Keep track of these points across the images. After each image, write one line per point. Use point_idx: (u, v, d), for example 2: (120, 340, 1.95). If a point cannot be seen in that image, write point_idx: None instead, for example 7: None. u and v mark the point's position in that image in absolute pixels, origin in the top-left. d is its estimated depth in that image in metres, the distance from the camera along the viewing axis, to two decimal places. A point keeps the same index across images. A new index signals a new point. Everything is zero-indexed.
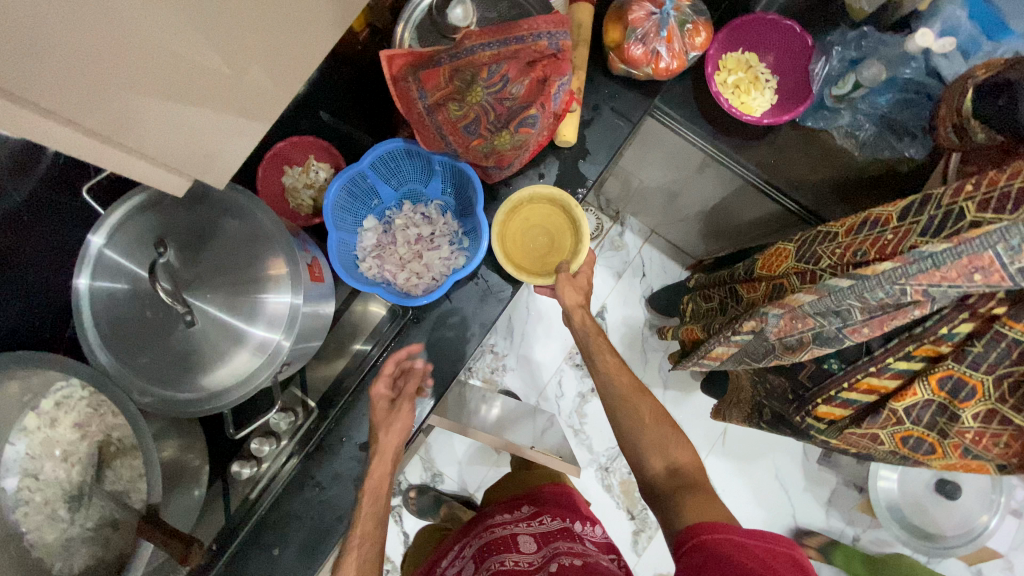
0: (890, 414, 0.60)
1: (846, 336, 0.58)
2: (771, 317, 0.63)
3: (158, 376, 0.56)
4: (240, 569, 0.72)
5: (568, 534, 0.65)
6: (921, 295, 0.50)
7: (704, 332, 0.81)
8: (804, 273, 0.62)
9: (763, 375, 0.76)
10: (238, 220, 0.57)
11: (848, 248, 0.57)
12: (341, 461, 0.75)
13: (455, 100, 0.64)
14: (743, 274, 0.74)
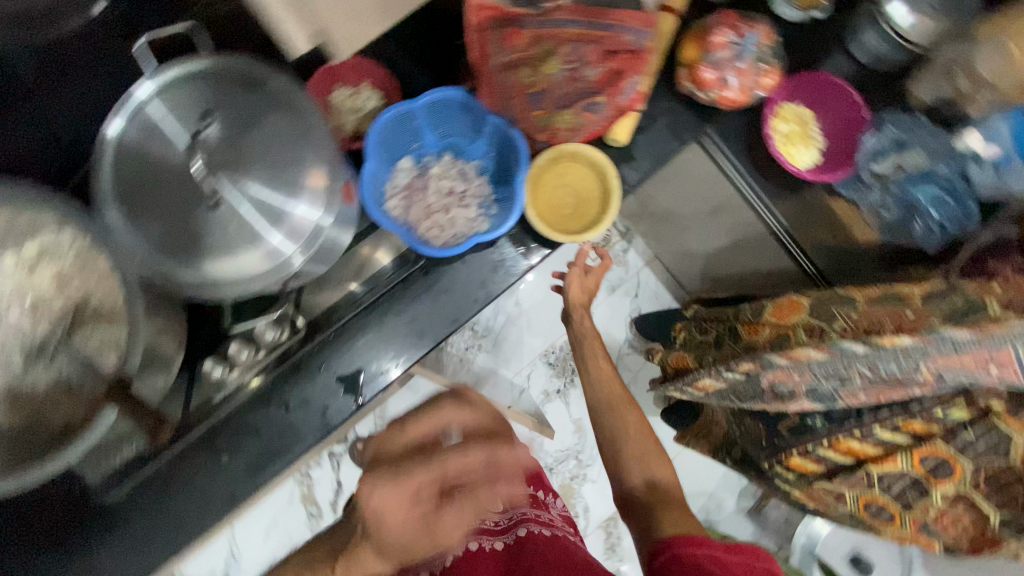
0: (864, 476, 0.66)
1: (839, 397, 0.64)
2: (769, 366, 0.67)
3: (162, 246, 0.54)
4: (186, 465, 0.71)
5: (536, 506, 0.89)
6: (932, 376, 0.58)
7: (695, 362, 0.83)
8: (815, 331, 0.65)
9: (738, 417, 0.78)
10: (283, 113, 0.55)
11: (866, 316, 0.62)
12: (313, 388, 0.74)
13: (529, 66, 0.65)
14: (749, 315, 0.77)
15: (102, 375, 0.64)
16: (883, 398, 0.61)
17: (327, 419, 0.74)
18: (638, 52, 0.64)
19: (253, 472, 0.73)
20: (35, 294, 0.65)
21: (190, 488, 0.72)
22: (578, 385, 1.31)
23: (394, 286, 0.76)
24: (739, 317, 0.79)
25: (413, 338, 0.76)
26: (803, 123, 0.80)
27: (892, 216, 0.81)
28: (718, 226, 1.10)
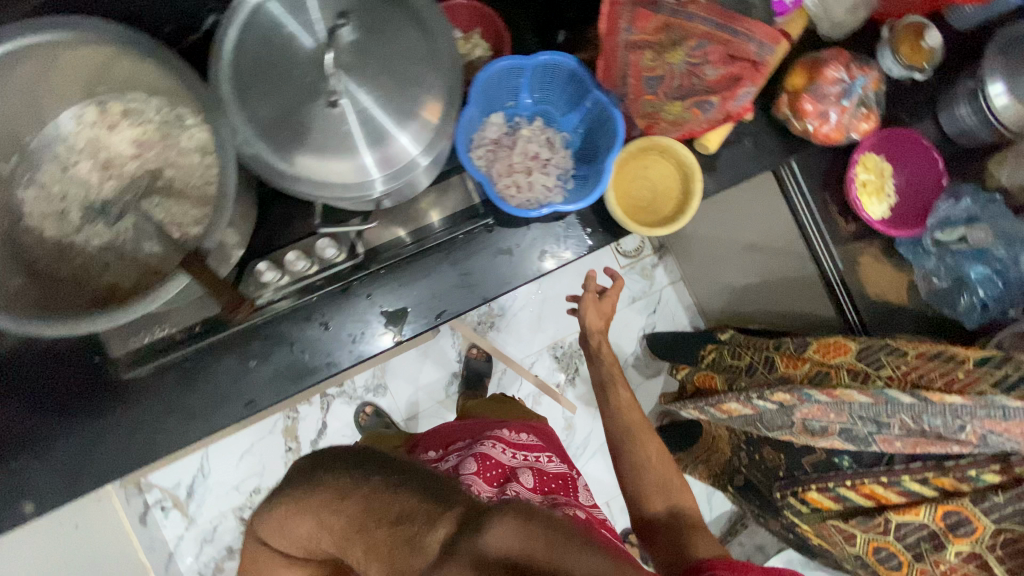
0: (881, 522, 0.71)
1: (874, 441, 0.67)
2: (808, 400, 0.68)
3: (263, 125, 0.53)
4: (215, 358, 0.71)
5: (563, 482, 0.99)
6: (976, 436, 0.60)
7: (723, 385, 0.86)
8: (860, 374, 0.67)
9: (753, 446, 0.87)
10: (420, 32, 0.55)
11: (914, 369, 0.65)
12: (355, 315, 0.74)
13: (652, 50, 0.65)
14: (791, 348, 0.76)
15: (158, 249, 0.63)
16: (918, 449, 0.66)
17: (362, 349, 0.74)
18: (759, 63, 0.64)
19: (276, 384, 0.72)
20: (108, 153, 0.63)
21: (212, 384, 0.71)
22: (580, 383, 1.41)
23: (459, 237, 0.76)
24: (777, 350, 0.79)
25: (463, 291, 0.76)
26: (879, 177, 0.80)
27: (941, 284, 0.83)
28: (759, 260, 1.12)
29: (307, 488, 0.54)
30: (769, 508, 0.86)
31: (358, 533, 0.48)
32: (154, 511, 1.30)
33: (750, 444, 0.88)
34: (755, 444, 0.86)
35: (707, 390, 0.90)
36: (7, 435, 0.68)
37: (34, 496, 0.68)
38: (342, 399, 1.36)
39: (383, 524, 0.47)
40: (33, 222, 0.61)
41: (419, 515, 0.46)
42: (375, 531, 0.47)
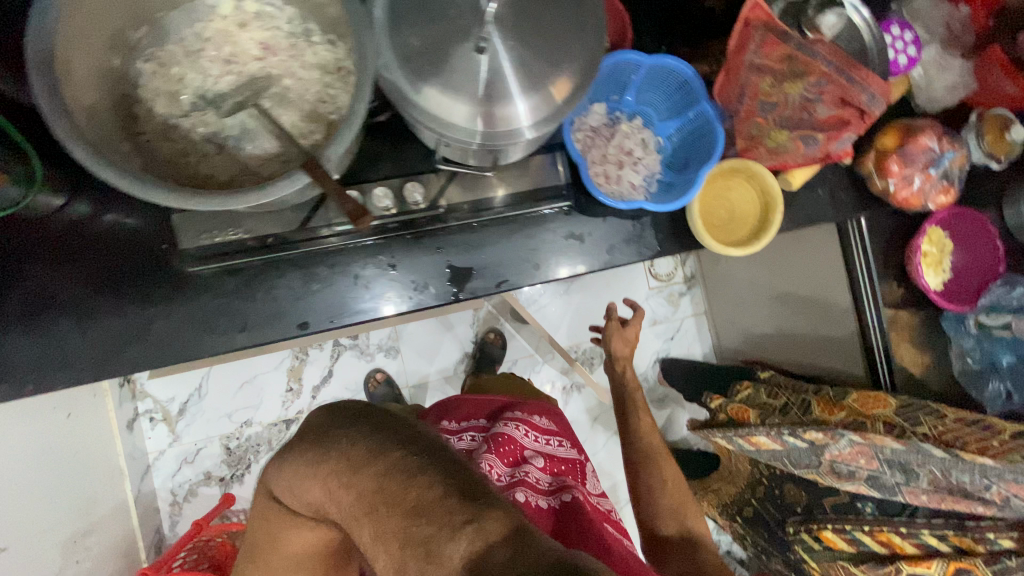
0: (893, 567, 0.84)
1: (900, 490, 0.79)
2: (844, 442, 0.79)
3: (406, 53, 0.55)
4: (279, 272, 0.71)
5: (572, 470, 1.07)
6: (1000, 497, 0.72)
7: (756, 419, 0.95)
8: (896, 427, 0.77)
9: (773, 482, 1.00)
10: (573, 7, 0.57)
11: (948, 430, 0.75)
12: (424, 264, 0.75)
13: (772, 78, 0.67)
14: (829, 396, 0.87)
15: (261, 152, 0.63)
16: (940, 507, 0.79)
17: (420, 297, 0.75)
18: (866, 114, 0.66)
19: (332, 312, 0.73)
20: (232, 47, 0.63)
21: (271, 298, 0.72)
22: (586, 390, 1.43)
23: (535, 212, 0.76)
24: (818, 394, 0.90)
25: (529, 265, 0.77)
26: (942, 249, 0.82)
27: (975, 365, 0.85)
28: (794, 308, 1.14)
29: (318, 458, 0.56)
30: (777, 542, 1.00)
31: (369, 515, 0.49)
32: (142, 420, 1.28)
33: (773, 480, 1.00)
34: (777, 480, 0.99)
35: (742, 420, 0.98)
36: (60, 298, 0.68)
37: (70, 365, 0.68)
38: (355, 353, 1.36)
39: (393, 513, 0.48)
40: (144, 96, 0.61)
41: (441, 512, 0.47)
42: (386, 517, 0.48)
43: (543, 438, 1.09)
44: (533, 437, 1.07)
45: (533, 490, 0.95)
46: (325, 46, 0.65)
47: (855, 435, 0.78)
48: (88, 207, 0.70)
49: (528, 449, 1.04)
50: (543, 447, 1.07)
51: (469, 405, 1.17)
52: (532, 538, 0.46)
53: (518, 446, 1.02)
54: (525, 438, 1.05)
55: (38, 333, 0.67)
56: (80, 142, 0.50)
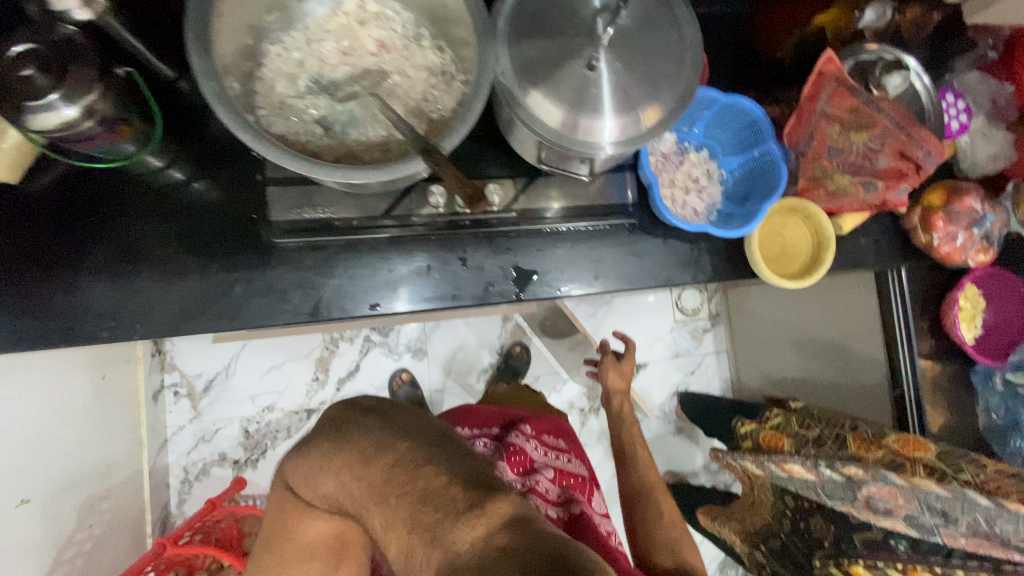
0: None
1: (937, 531, 0.80)
2: (882, 481, 0.84)
3: (523, 63, 0.60)
4: (358, 253, 0.76)
5: (581, 484, 1.04)
6: None
7: (790, 447, 1.04)
8: (936, 471, 0.82)
9: (797, 517, 1.06)
10: (679, 37, 0.62)
11: (994, 480, 0.78)
12: (492, 262, 0.79)
13: (839, 126, 0.73)
14: (867, 433, 0.94)
15: (365, 139, 0.67)
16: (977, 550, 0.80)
17: (486, 293, 0.79)
18: (921, 168, 0.73)
19: (402, 297, 0.77)
20: (352, 40, 0.68)
21: (348, 278, 0.75)
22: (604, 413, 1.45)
23: (601, 225, 0.80)
24: (852, 431, 0.96)
25: (591, 275, 0.81)
26: (975, 305, 0.86)
27: (1000, 421, 0.88)
28: (821, 352, 1.18)
29: (331, 448, 0.56)
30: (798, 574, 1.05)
31: (380, 504, 0.50)
32: (166, 393, 1.29)
33: (799, 514, 1.05)
34: (801, 514, 1.05)
35: (775, 448, 1.07)
36: (148, 251, 0.71)
37: (147, 318, 0.70)
38: (383, 351, 1.39)
39: (402, 501, 0.49)
40: (265, 75, 0.66)
41: (447, 498, 0.48)
42: (395, 504, 0.49)
43: (552, 452, 1.08)
44: (543, 452, 1.06)
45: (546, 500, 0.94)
46: (436, 50, 0.70)
47: (896, 475, 0.82)
48: (188, 172, 0.74)
49: (537, 460, 1.02)
50: (553, 461, 1.05)
51: (478, 415, 1.16)
52: (535, 528, 0.46)
53: (530, 457, 1.01)
54: (535, 450, 1.04)
55: (123, 285, 0.70)
56: (228, 105, 0.53)
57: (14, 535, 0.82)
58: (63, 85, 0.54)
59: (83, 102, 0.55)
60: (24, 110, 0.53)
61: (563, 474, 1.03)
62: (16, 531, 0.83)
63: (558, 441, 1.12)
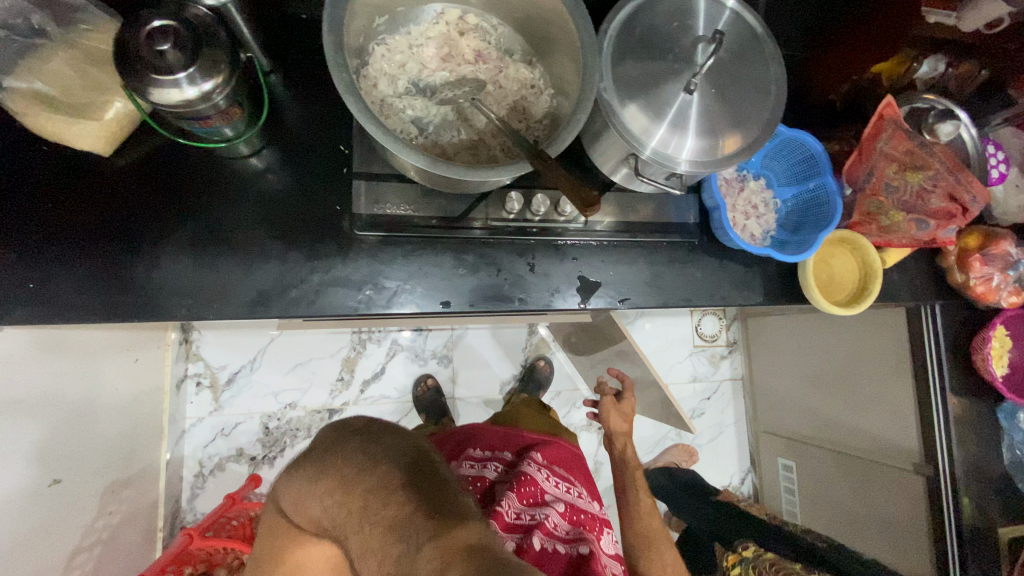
0: None
1: None
2: None
3: (624, 81, 0.63)
4: (431, 251, 0.77)
5: (591, 522, 0.92)
6: None
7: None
8: None
9: None
10: (765, 72, 0.66)
11: None
12: (559, 270, 0.81)
13: (898, 166, 0.78)
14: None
15: (456, 140, 0.70)
16: None
17: (551, 299, 0.81)
18: (968, 211, 0.78)
19: (471, 296, 0.79)
20: (451, 48, 0.71)
21: (420, 274, 0.77)
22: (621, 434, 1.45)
23: (664, 242, 0.84)
24: None
25: (650, 290, 0.84)
26: (1006, 345, 0.88)
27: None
28: (844, 383, 1.22)
29: (312, 471, 0.47)
30: None
31: (356, 534, 0.44)
32: (188, 382, 1.27)
33: None
34: None
35: None
36: (225, 232, 0.72)
37: (225, 301, 0.71)
38: (410, 355, 1.40)
39: (376, 529, 0.43)
40: (366, 73, 0.68)
41: (410, 526, 0.42)
42: (369, 532, 0.43)
43: (565, 484, 0.96)
44: (553, 482, 0.94)
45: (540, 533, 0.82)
46: (527, 63, 0.73)
47: None
48: (274, 159, 0.75)
49: (547, 494, 0.91)
50: (565, 495, 0.94)
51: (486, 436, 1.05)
52: (492, 558, 0.41)
53: (541, 488, 0.90)
54: (545, 481, 0.93)
55: (201, 263, 0.71)
56: (357, 96, 0.56)
57: (42, 513, 0.80)
58: (194, 63, 0.55)
59: (204, 86, 0.56)
60: (151, 84, 0.54)
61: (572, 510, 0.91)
62: (46, 514, 0.81)
63: (570, 474, 1.00)
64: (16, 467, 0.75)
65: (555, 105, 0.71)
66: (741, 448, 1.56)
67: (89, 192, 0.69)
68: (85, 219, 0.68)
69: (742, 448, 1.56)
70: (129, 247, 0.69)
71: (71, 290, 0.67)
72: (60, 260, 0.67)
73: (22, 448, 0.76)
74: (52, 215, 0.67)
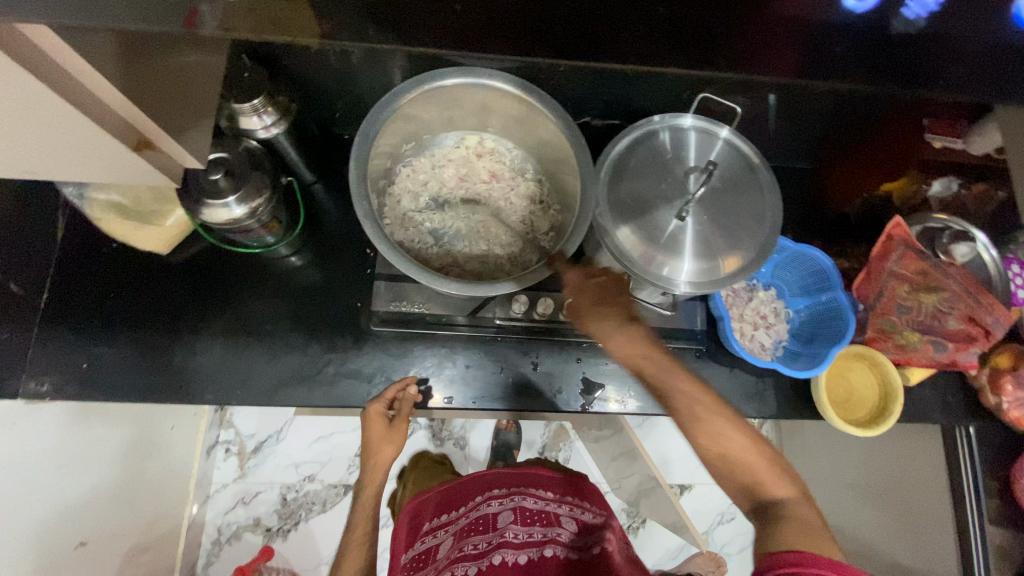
0: None
1: None
2: None
3: (619, 204, 0.68)
4: (442, 348, 0.82)
5: (610, 527, 0.79)
6: None
7: None
8: None
9: None
10: (761, 199, 0.69)
11: None
12: (564, 371, 0.83)
13: (910, 286, 0.77)
14: None
15: (468, 251, 0.76)
16: None
17: (554, 399, 0.83)
18: (991, 334, 0.75)
19: (477, 392, 0.82)
20: (469, 169, 0.79)
21: (426, 369, 0.81)
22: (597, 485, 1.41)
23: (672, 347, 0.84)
24: None
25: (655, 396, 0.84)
26: None
27: None
28: (882, 500, 1.13)
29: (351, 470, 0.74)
30: None
31: None
32: (218, 449, 1.33)
33: None
34: None
35: None
36: (254, 323, 0.79)
37: (247, 388, 0.77)
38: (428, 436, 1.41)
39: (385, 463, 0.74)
40: (392, 190, 0.76)
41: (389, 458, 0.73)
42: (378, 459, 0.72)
43: (575, 507, 0.84)
44: (564, 506, 0.83)
45: (515, 550, 0.71)
46: (537, 181, 0.80)
47: None
48: (308, 259, 0.83)
49: (558, 515, 0.80)
50: (576, 515, 0.81)
51: (464, 487, 0.89)
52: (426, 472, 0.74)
53: (547, 513, 0.80)
54: (544, 507, 0.81)
55: (232, 352, 0.78)
56: (373, 222, 0.64)
57: None
58: (241, 188, 0.64)
59: (251, 204, 0.65)
60: (203, 205, 0.63)
61: (589, 527, 0.79)
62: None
63: (581, 498, 0.87)
64: (51, 532, 0.81)
65: (559, 221, 0.76)
66: None
67: (144, 284, 0.79)
68: (137, 308, 0.77)
69: None
70: (171, 333, 0.77)
71: (117, 370, 0.75)
72: (113, 344, 0.76)
73: (55, 512, 0.82)
74: (111, 305, 0.77)
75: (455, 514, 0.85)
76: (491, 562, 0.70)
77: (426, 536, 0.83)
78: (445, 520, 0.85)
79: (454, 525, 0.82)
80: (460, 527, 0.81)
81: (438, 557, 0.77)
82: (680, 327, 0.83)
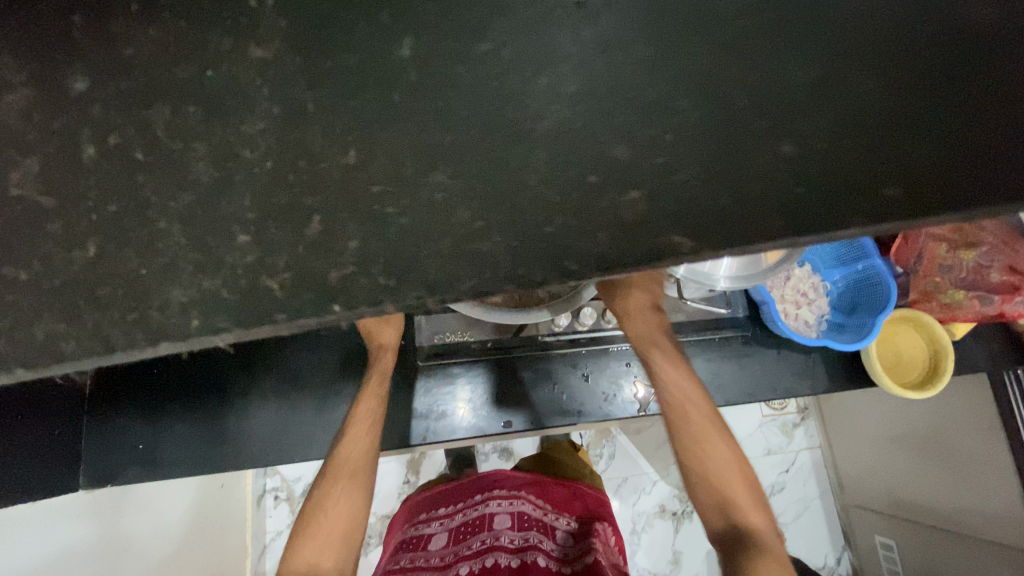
0: None
1: None
2: None
3: None
4: (490, 373, 0.82)
5: (601, 534, 0.80)
6: None
7: None
8: None
9: None
10: None
11: None
12: (614, 377, 0.84)
13: (946, 242, 0.77)
14: None
15: None
16: None
17: (609, 406, 0.83)
18: None
19: (533, 410, 0.82)
20: None
21: (480, 396, 0.82)
22: (631, 478, 1.41)
23: (717, 337, 0.84)
24: None
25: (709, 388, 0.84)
26: None
27: None
28: (930, 453, 1.13)
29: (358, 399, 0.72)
30: None
31: None
32: (268, 497, 1.33)
33: None
34: None
35: None
36: (301, 375, 0.79)
37: (308, 442, 0.77)
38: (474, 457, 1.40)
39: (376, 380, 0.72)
40: None
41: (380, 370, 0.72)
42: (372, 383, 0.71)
43: (565, 513, 0.86)
44: (555, 517, 0.85)
45: (508, 554, 0.74)
46: None
47: None
48: None
49: (548, 523, 0.82)
50: (566, 523, 0.83)
51: (471, 486, 0.91)
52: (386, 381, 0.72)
53: (540, 521, 0.82)
54: (542, 516, 0.83)
55: (285, 407, 0.78)
56: None
57: None
58: None
59: None
60: None
61: (582, 535, 0.80)
62: None
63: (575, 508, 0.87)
64: None
65: None
66: (830, 523, 1.45)
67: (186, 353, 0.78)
68: (183, 379, 0.77)
69: (831, 523, 1.45)
70: (223, 399, 0.77)
71: (177, 443, 0.75)
72: (168, 417, 0.76)
73: None
74: (156, 380, 0.76)
75: (451, 513, 0.86)
76: (483, 565, 0.73)
77: (423, 523, 0.86)
78: (444, 513, 0.87)
79: (453, 524, 0.84)
80: (457, 525, 0.83)
81: (432, 549, 0.79)
82: (724, 316, 0.83)
